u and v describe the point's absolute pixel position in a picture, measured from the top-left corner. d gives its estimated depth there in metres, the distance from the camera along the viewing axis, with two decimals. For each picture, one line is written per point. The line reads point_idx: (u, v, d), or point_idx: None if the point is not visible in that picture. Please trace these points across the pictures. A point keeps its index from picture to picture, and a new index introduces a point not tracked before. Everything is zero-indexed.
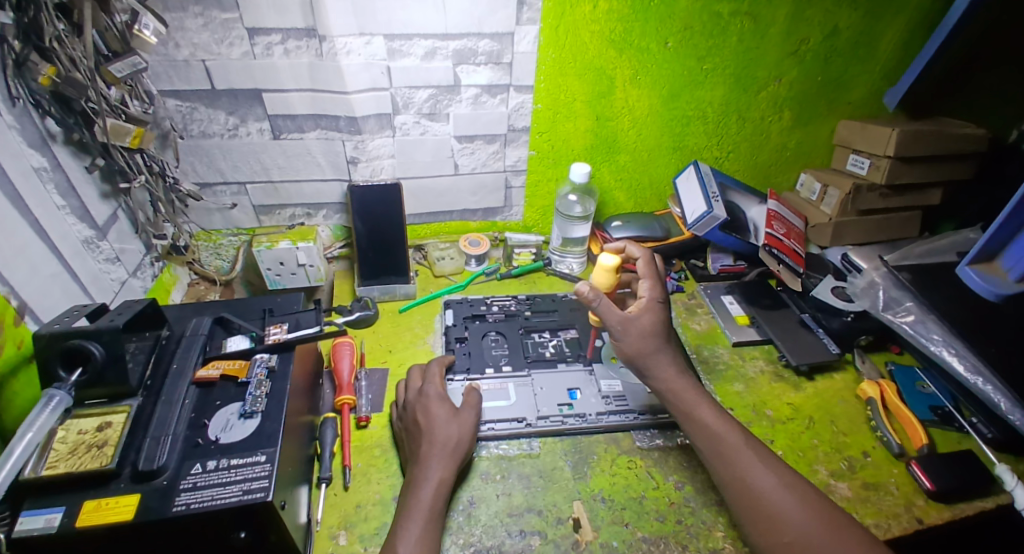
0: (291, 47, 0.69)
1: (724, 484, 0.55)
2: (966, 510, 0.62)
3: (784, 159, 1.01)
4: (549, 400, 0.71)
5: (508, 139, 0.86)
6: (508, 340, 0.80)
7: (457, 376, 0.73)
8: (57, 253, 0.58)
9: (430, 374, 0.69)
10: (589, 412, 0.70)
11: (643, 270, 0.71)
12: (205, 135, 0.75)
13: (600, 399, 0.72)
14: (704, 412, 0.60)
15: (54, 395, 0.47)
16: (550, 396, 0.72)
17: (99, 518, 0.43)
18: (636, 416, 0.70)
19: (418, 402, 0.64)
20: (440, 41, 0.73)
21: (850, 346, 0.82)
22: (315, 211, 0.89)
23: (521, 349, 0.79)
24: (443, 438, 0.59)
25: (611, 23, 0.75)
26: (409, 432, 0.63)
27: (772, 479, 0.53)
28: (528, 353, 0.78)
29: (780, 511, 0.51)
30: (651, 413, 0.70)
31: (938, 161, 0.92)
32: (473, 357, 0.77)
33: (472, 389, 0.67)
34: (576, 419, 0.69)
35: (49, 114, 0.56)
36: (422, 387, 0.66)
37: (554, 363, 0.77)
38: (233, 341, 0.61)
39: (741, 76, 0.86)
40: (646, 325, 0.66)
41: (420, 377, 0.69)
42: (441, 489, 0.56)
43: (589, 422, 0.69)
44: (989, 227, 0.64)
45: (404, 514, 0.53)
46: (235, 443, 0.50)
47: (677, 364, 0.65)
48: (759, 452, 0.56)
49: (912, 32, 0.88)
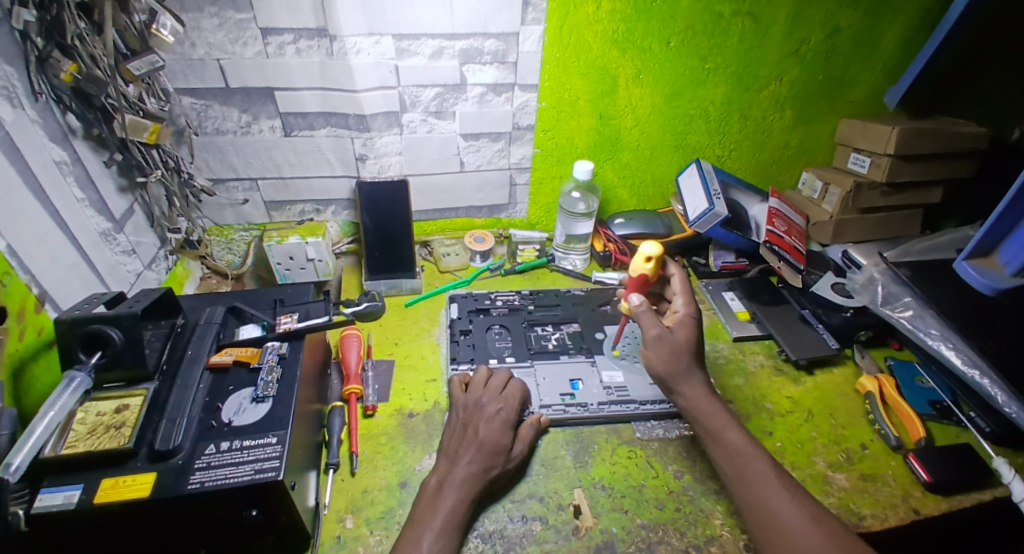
0: (302, 47, 0.71)
1: (746, 510, 0.54)
2: (963, 502, 0.63)
3: (787, 157, 1.02)
4: (551, 390, 0.72)
5: (513, 137, 0.88)
6: (512, 333, 0.81)
7: (461, 366, 0.75)
8: (75, 243, 0.61)
9: (495, 383, 0.67)
10: (590, 402, 0.71)
11: (676, 287, 0.70)
12: (219, 132, 0.78)
13: (602, 389, 0.73)
14: (732, 436, 0.59)
15: (74, 376, 0.49)
16: (553, 386, 0.73)
17: (116, 494, 0.45)
18: (636, 408, 0.71)
19: (474, 414, 0.63)
20: (447, 40, 0.75)
21: (850, 342, 0.83)
22: (324, 207, 0.91)
23: (524, 341, 0.80)
24: (475, 448, 0.59)
25: (614, 23, 0.77)
26: (455, 435, 0.62)
27: (796, 510, 0.52)
28: (531, 346, 0.79)
29: (802, 544, 0.50)
30: (652, 404, 0.71)
31: (939, 158, 0.93)
32: (476, 349, 0.78)
33: (525, 389, 0.69)
34: (578, 409, 0.70)
35: (70, 109, 0.59)
36: (487, 398, 0.64)
37: (557, 355, 0.78)
38: (246, 328, 0.63)
39: (743, 75, 0.88)
40: (680, 341, 0.64)
41: (481, 386, 0.68)
42: (449, 480, 0.56)
43: (591, 412, 0.70)
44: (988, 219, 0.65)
45: (417, 520, 0.53)
46: (247, 426, 0.52)
47: (707, 386, 0.64)
48: (786, 482, 0.55)
49: (912, 32, 0.89)
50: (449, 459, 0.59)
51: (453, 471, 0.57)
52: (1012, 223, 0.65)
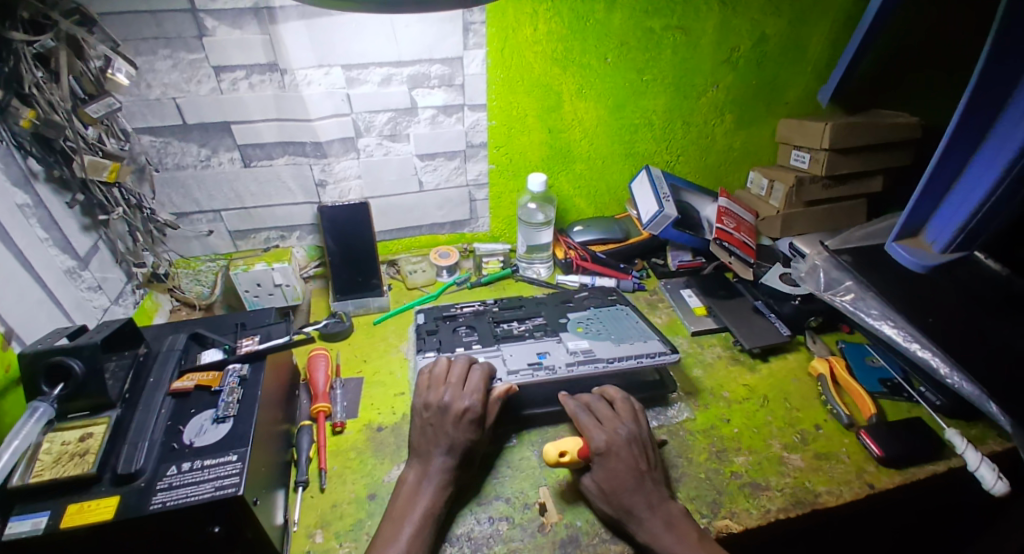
0: (255, 81, 0.75)
1: None
2: (917, 474, 0.65)
3: (733, 158, 1.07)
4: (519, 360, 0.72)
5: (468, 155, 0.92)
6: (478, 329, 0.81)
7: (428, 353, 0.75)
8: (41, 282, 0.62)
9: (456, 375, 0.65)
10: (558, 365, 0.71)
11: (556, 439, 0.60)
12: (179, 167, 0.80)
13: (569, 354, 0.73)
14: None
15: (37, 407, 0.51)
16: (520, 357, 0.73)
17: (82, 518, 0.46)
18: (601, 365, 0.71)
19: (438, 412, 0.62)
20: (394, 67, 0.79)
21: (801, 328, 0.87)
22: (289, 233, 0.93)
23: (489, 332, 0.81)
24: (446, 453, 0.60)
25: (553, 43, 0.82)
26: (424, 434, 0.62)
27: None
28: (497, 333, 0.80)
29: None
30: (618, 359, 0.71)
31: (875, 149, 0.98)
32: (443, 342, 0.78)
33: (489, 366, 0.68)
34: (546, 371, 0.70)
35: (31, 154, 0.61)
36: (450, 396, 0.63)
37: (523, 337, 0.78)
38: (207, 354, 0.64)
39: (681, 84, 0.93)
40: (611, 471, 0.58)
41: (443, 380, 0.66)
42: (427, 477, 0.59)
43: (559, 374, 0.70)
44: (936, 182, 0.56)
45: (397, 516, 0.56)
46: (208, 446, 0.53)
47: (662, 507, 0.56)
48: None
49: (835, 34, 0.95)
50: (421, 457, 0.61)
51: (427, 468, 0.59)
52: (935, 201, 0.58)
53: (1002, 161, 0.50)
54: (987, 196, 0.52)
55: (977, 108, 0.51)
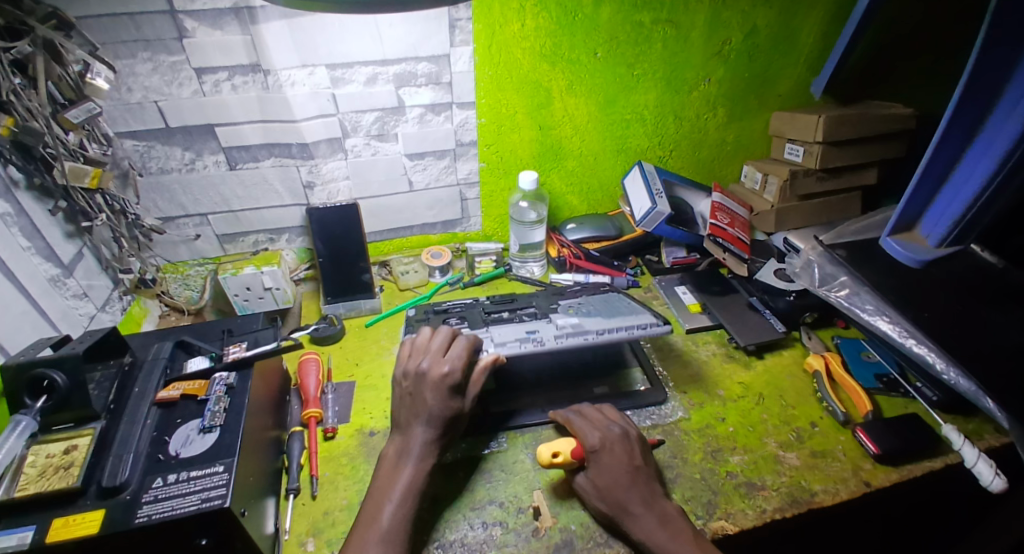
0: (238, 83, 0.73)
1: None
2: (912, 470, 0.65)
3: (726, 152, 1.06)
4: (507, 336, 0.70)
5: (458, 153, 0.91)
6: (469, 321, 0.79)
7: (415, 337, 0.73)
8: (24, 292, 0.61)
9: (438, 344, 0.64)
10: (545, 338, 0.68)
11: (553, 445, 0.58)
12: (164, 171, 0.79)
13: (558, 330, 0.70)
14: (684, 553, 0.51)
15: (20, 420, 0.50)
16: (508, 334, 0.71)
17: (66, 533, 0.45)
18: (592, 338, 0.68)
19: (416, 381, 0.62)
20: (380, 66, 0.77)
21: (796, 324, 0.87)
22: (277, 236, 0.92)
23: (480, 317, 0.78)
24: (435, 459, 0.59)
25: (541, 39, 0.80)
26: (404, 405, 0.62)
27: None
28: (488, 317, 0.78)
29: None
30: (608, 332, 0.69)
31: (869, 141, 0.96)
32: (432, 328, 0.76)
33: (473, 337, 0.66)
34: (533, 344, 0.67)
35: (11, 162, 0.60)
36: (428, 362, 0.62)
37: (513, 320, 0.76)
38: (193, 362, 0.63)
39: (672, 78, 0.92)
40: (607, 468, 0.58)
41: (424, 349, 0.65)
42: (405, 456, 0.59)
43: (547, 346, 0.67)
44: (921, 174, 0.56)
45: (378, 494, 0.56)
46: (194, 457, 0.52)
47: (660, 505, 0.56)
48: None
49: (828, 25, 0.94)
50: (403, 432, 0.61)
51: (407, 443, 0.60)
52: (928, 196, 0.57)
53: (996, 154, 0.50)
54: (983, 189, 0.51)
55: (968, 102, 0.50)
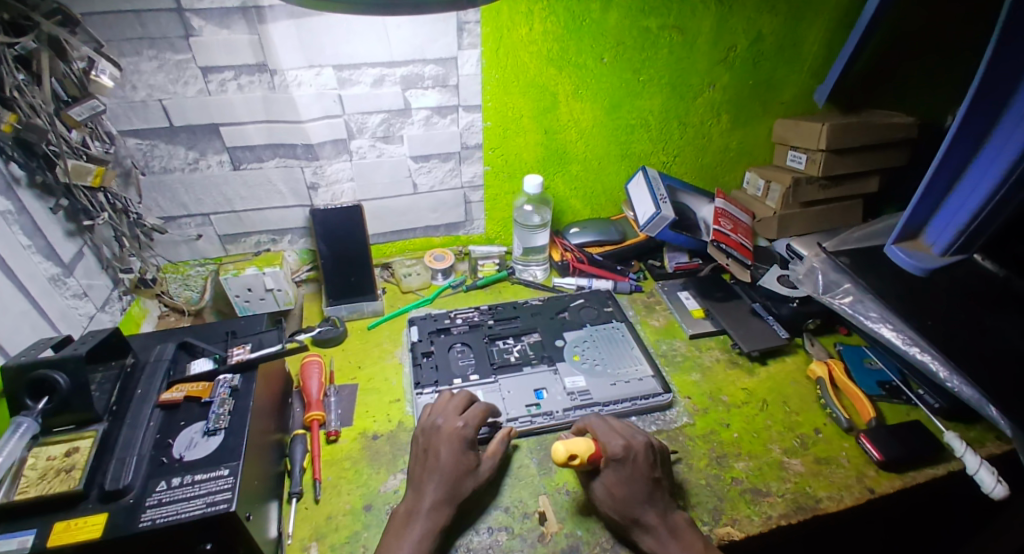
0: (244, 82, 0.73)
1: None
2: (916, 477, 0.65)
3: (729, 159, 1.07)
4: (517, 402, 0.72)
5: (463, 156, 0.90)
6: (474, 350, 0.81)
7: (426, 389, 0.75)
8: (25, 291, 0.60)
9: (455, 404, 0.65)
10: (555, 410, 0.71)
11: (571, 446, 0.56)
12: (166, 170, 0.78)
13: (566, 395, 0.73)
14: None
15: (21, 422, 0.49)
16: (517, 398, 0.73)
17: (67, 537, 0.44)
18: (598, 410, 0.71)
19: (430, 436, 0.62)
20: (387, 68, 0.77)
21: (799, 331, 0.87)
22: (280, 237, 0.92)
23: (486, 356, 0.80)
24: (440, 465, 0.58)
25: (548, 43, 0.81)
26: (417, 459, 0.61)
27: None
28: (493, 359, 0.79)
29: None
30: (614, 404, 0.72)
31: (870, 149, 0.97)
32: (440, 370, 0.78)
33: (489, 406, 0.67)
34: (544, 418, 0.70)
35: (12, 159, 0.59)
36: (444, 418, 0.63)
37: (520, 367, 0.78)
38: (196, 364, 0.62)
39: (677, 84, 0.92)
40: (626, 480, 0.57)
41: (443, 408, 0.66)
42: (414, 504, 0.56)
43: (557, 419, 0.70)
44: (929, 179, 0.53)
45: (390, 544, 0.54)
46: (198, 460, 0.51)
47: (674, 517, 0.56)
48: None
49: (831, 33, 0.95)
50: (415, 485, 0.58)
51: (418, 501, 0.57)
52: (934, 203, 0.55)
53: (1003, 163, 0.48)
54: (988, 198, 0.49)
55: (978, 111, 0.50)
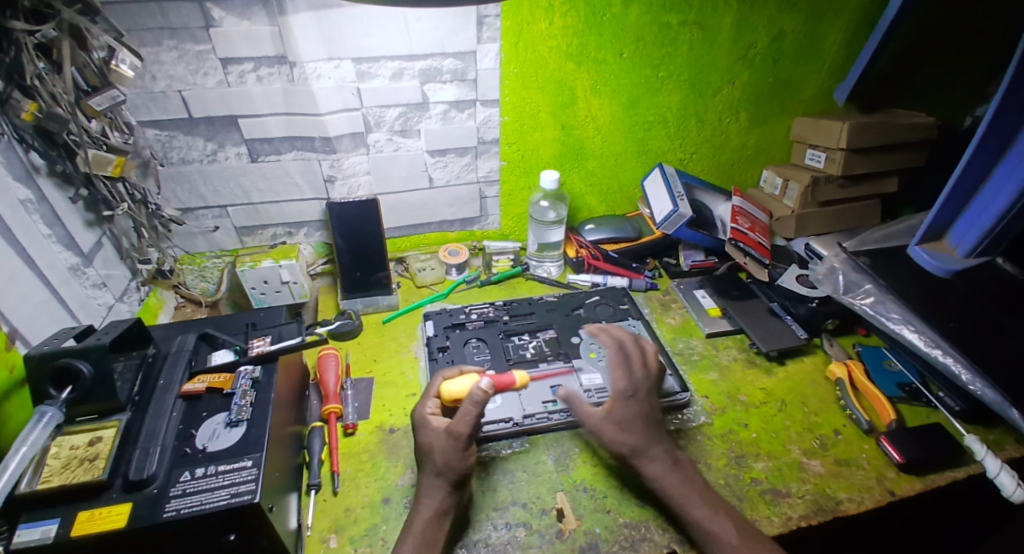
0: (263, 74, 0.73)
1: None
2: (937, 481, 0.64)
3: (746, 157, 1.06)
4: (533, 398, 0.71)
5: (479, 151, 0.90)
6: (489, 345, 0.80)
7: None
8: (46, 281, 0.60)
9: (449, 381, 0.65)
10: None
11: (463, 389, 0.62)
12: (185, 162, 0.78)
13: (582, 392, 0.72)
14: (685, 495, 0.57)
15: (46, 411, 0.49)
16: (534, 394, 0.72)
17: (92, 527, 0.44)
18: None
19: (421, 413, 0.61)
20: (406, 61, 0.77)
21: (816, 331, 0.86)
22: (296, 230, 0.92)
23: (502, 352, 0.79)
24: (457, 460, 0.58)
25: (568, 37, 0.80)
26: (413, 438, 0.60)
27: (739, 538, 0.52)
28: (509, 355, 0.79)
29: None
30: None
31: (890, 149, 0.96)
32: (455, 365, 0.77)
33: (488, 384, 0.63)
34: (561, 414, 0.69)
35: (33, 148, 0.59)
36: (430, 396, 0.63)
37: (535, 363, 0.77)
38: (217, 355, 0.63)
39: (696, 81, 0.91)
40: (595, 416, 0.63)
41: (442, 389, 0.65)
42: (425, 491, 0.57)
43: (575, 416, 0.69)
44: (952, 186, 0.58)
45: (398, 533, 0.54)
46: (221, 451, 0.51)
47: (661, 451, 0.61)
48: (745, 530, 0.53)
49: (854, 30, 0.93)
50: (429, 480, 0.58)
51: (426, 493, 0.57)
52: (960, 207, 0.60)
53: None
54: (1009, 207, 0.54)
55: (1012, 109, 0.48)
